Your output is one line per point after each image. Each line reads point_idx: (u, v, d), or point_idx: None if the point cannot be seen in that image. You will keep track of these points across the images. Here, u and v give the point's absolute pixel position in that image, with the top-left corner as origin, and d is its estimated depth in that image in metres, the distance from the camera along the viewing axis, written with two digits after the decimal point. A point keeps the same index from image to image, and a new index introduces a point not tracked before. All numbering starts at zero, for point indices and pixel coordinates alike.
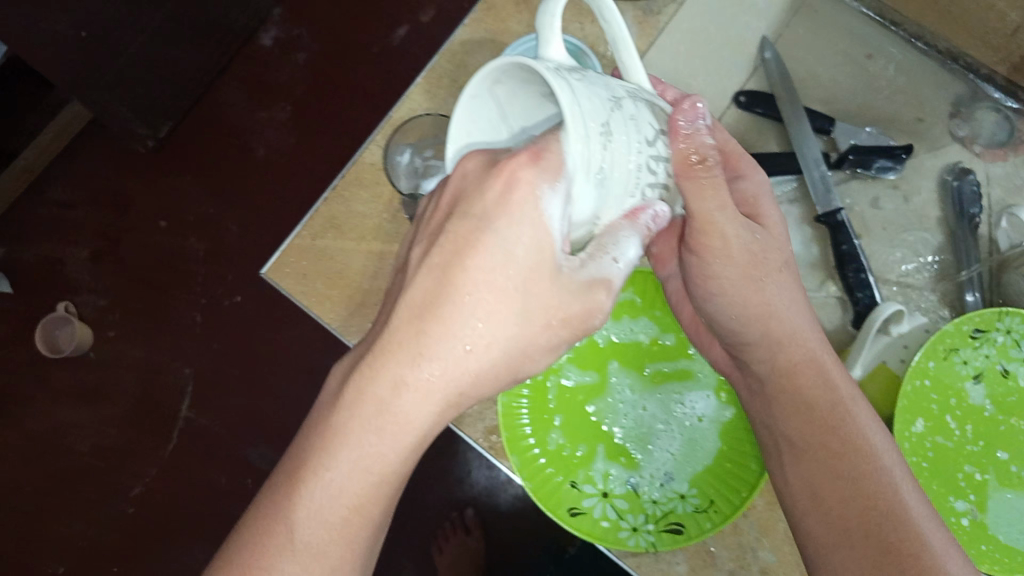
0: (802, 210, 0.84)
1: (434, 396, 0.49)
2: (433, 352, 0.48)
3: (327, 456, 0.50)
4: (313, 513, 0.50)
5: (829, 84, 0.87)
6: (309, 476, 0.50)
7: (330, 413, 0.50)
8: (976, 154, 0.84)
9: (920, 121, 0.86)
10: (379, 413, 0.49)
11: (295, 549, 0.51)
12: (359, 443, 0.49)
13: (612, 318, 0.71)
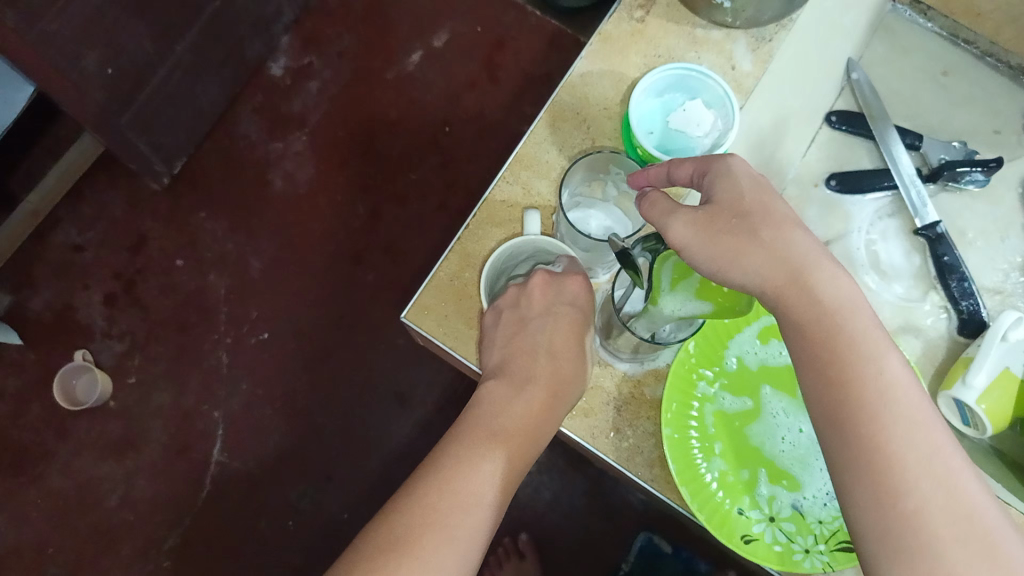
0: (901, 223, 0.87)
1: (538, 421, 0.65)
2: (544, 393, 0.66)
3: (469, 456, 0.62)
4: (463, 498, 0.59)
5: (912, 101, 0.91)
6: (463, 471, 0.60)
7: (480, 422, 0.65)
8: None
9: (997, 133, 0.90)
10: (507, 426, 0.64)
11: (440, 528, 0.57)
12: (500, 444, 0.63)
13: (761, 344, 0.71)
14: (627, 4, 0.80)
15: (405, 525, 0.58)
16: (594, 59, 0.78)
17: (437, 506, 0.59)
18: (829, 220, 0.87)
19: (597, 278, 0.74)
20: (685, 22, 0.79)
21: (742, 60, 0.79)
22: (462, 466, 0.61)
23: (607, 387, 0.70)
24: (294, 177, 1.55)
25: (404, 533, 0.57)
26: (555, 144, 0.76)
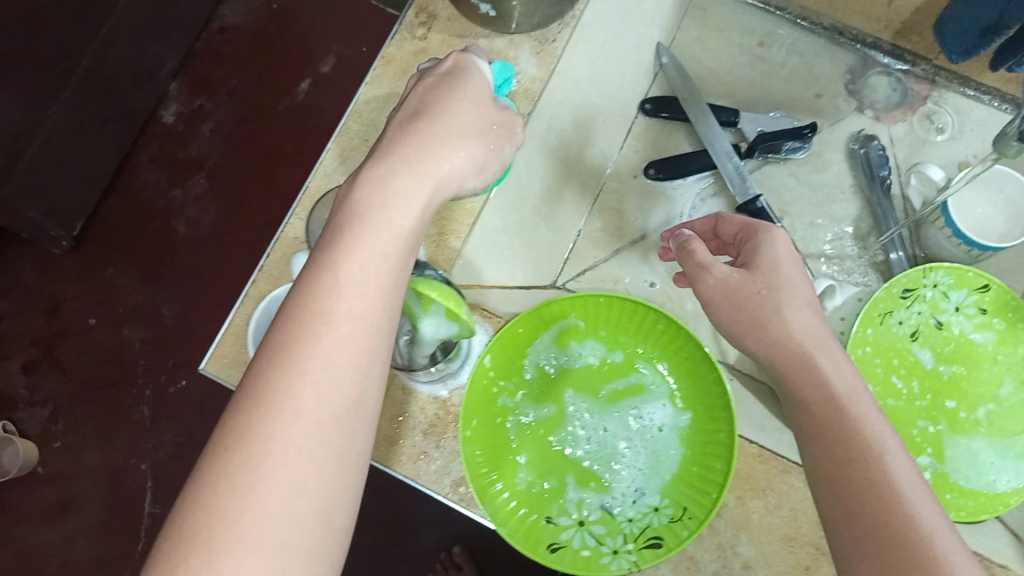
0: (723, 203, 0.87)
1: (372, 286, 0.48)
2: (380, 245, 0.50)
3: (287, 370, 0.45)
4: (290, 435, 0.43)
5: (730, 76, 0.90)
6: (279, 392, 0.44)
7: (297, 311, 0.47)
8: (875, 118, 0.89)
9: (819, 96, 0.90)
10: (321, 315, 0.46)
11: (266, 479, 0.42)
12: (326, 338, 0.46)
13: (559, 348, 0.73)
14: (407, 23, 0.80)
15: (209, 484, 0.42)
16: (378, 84, 0.78)
17: (253, 446, 0.43)
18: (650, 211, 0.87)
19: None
20: (467, 34, 0.79)
21: (526, 66, 0.79)
22: (267, 396, 0.44)
23: (412, 413, 0.71)
24: (198, 220, 1.56)
25: (210, 497, 0.42)
26: (346, 174, 0.76)
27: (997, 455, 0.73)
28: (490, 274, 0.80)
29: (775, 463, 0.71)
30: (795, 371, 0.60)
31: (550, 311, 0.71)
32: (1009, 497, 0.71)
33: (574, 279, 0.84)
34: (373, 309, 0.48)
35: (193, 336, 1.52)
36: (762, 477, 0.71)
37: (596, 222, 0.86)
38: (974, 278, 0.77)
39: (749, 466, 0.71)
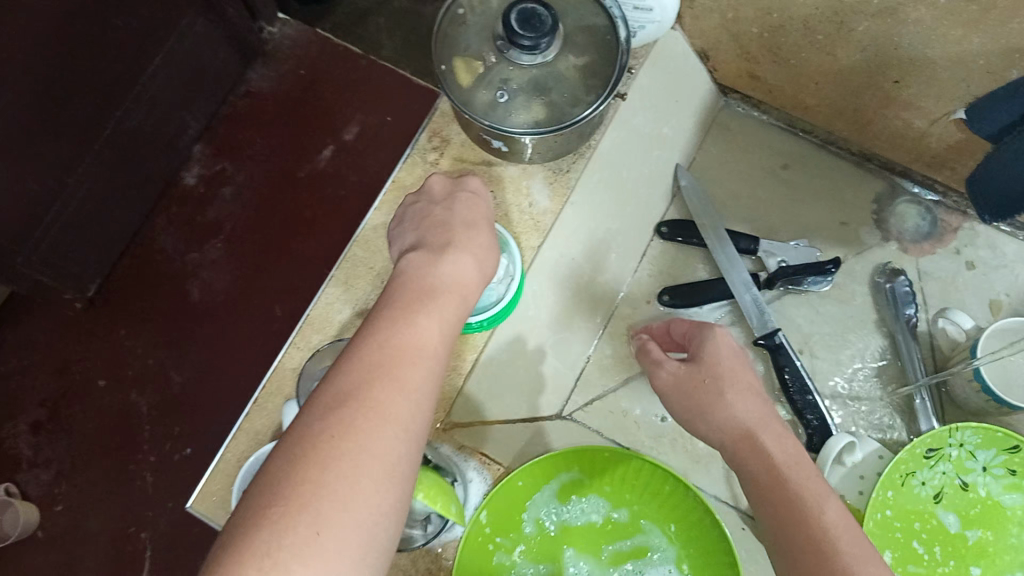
0: (741, 334, 0.84)
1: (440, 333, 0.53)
2: (445, 304, 0.55)
3: (374, 388, 0.47)
4: (378, 443, 0.45)
5: (752, 199, 0.87)
6: (369, 403, 0.46)
7: (377, 341, 0.50)
8: (903, 251, 0.85)
9: (845, 224, 0.86)
10: (413, 349, 0.50)
11: (352, 481, 0.43)
12: (410, 369, 0.49)
13: (560, 502, 0.71)
14: (420, 147, 0.78)
15: (297, 478, 0.43)
16: (386, 210, 0.76)
17: (342, 446, 0.44)
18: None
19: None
20: (481, 161, 0.77)
21: (539, 196, 0.77)
22: (348, 421, 0.45)
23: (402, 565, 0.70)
24: (211, 285, 1.56)
25: (300, 494, 0.42)
26: (349, 303, 0.74)
27: None
28: (492, 411, 0.75)
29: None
30: (752, 460, 0.57)
31: (550, 465, 0.68)
32: None
33: (582, 409, 0.82)
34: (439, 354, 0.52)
35: (200, 404, 1.50)
36: None
37: (606, 348, 0.84)
38: (1005, 439, 0.72)
39: None
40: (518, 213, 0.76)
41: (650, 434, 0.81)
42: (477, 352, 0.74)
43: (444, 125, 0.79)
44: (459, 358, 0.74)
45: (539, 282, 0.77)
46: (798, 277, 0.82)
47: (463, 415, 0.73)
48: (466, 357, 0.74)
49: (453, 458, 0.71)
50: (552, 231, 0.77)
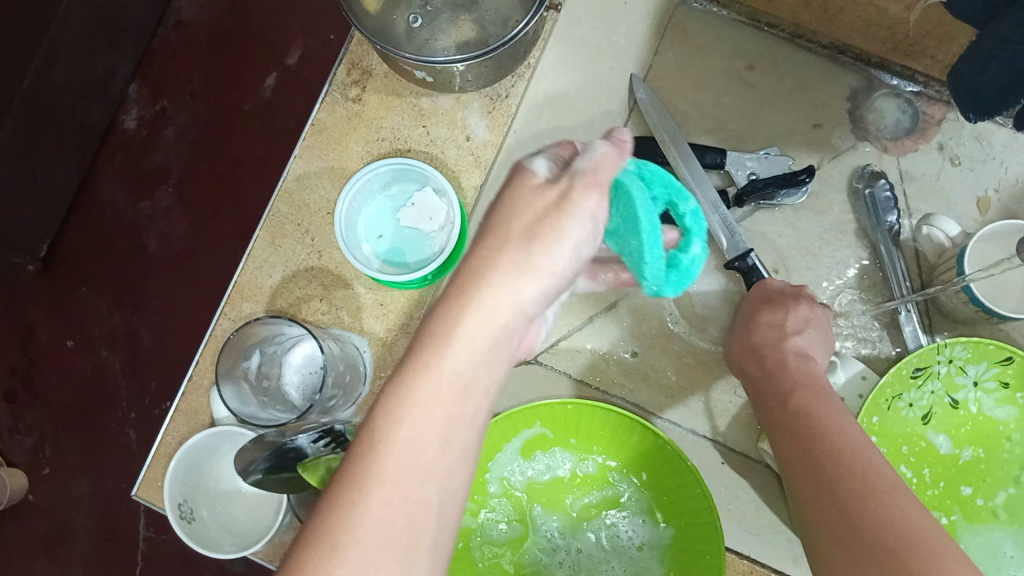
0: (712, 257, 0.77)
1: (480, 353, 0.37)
2: (511, 288, 0.38)
3: (372, 476, 0.35)
4: (370, 557, 0.34)
5: (714, 106, 0.80)
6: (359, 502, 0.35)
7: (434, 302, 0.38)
8: (883, 151, 0.78)
9: (819, 126, 0.79)
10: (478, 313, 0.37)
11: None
12: (416, 434, 0.36)
13: (525, 460, 0.66)
14: (338, 82, 0.70)
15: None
16: (308, 158, 0.69)
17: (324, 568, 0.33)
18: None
19: (340, 414, 0.65)
20: (407, 93, 0.69)
21: (478, 129, 0.69)
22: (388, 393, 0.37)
23: None
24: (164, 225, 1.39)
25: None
26: (277, 265, 0.67)
27: (1018, 548, 0.70)
28: None
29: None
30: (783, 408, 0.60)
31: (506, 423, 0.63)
32: None
33: (548, 352, 0.76)
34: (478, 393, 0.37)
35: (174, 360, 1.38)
36: None
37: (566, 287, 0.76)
38: (996, 351, 0.67)
39: None
40: (456, 150, 0.69)
41: (620, 372, 0.75)
42: (426, 308, 0.67)
43: (363, 54, 0.70)
44: (408, 316, 0.67)
45: None
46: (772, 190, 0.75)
47: None
48: (414, 315, 0.67)
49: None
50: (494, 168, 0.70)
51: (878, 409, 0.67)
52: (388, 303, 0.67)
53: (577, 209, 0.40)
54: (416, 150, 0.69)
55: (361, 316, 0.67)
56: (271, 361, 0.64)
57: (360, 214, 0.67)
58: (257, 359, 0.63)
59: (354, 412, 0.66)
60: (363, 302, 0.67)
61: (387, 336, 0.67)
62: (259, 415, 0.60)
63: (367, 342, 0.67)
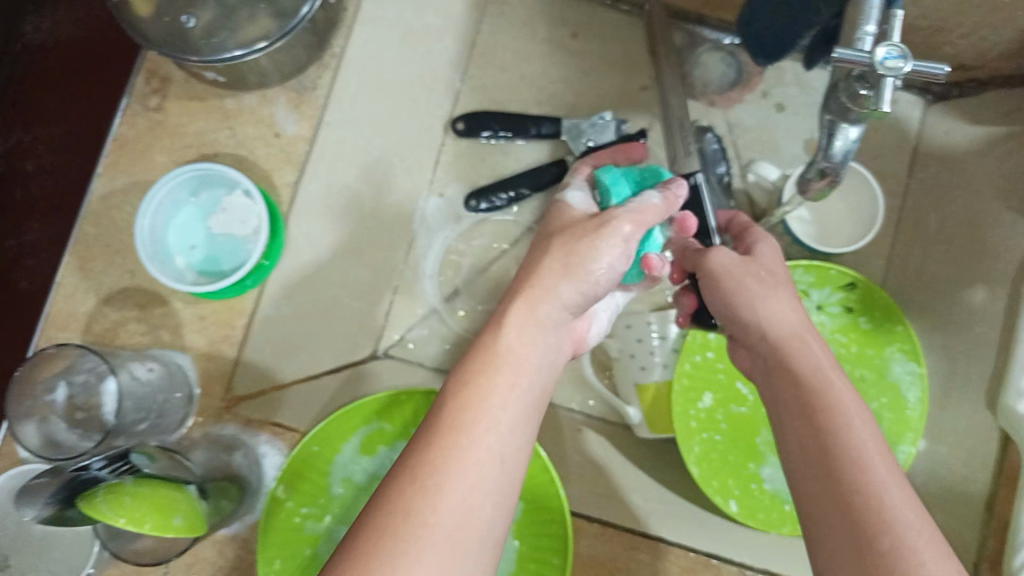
0: None
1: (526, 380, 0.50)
2: (514, 321, 0.52)
3: (450, 465, 0.43)
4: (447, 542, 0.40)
5: (543, 78, 0.78)
6: (444, 489, 0.42)
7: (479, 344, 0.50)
8: (709, 105, 0.78)
9: (646, 88, 0.78)
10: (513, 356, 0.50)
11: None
12: (474, 442, 0.44)
13: (365, 455, 0.66)
14: (138, 92, 0.69)
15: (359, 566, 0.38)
16: (113, 175, 0.67)
17: (412, 544, 0.39)
18: (474, 244, 0.74)
19: (167, 438, 0.65)
20: (210, 95, 0.69)
21: (287, 124, 0.71)
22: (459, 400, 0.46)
23: (209, 557, 0.65)
24: None
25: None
26: (91, 291, 0.66)
27: None
28: (284, 373, 0.69)
29: (619, 539, 0.68)
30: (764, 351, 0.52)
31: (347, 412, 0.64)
32: None
33: (399, 345, 0.71)
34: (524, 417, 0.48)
35: None
36: (611, 558, 0.68)
37: (413, 273, 0.73)
38: (839, 275, 0.70)
39: (594, 547, 0.68)
40: (267, 147, 0.70)
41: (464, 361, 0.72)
42: (249, 315, 0.69)
43: (161, 62, 0.69)
44: (231, 327, 0.68)
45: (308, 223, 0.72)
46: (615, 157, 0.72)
47: (249, 386, 0.68)
48: (237, 323, 0.68)
49: (240, 436, 0.66)
50: (307, 165, 0.71)
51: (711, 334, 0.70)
52: (209, 316, 0.68)
53: (610, 233, 0.54)
54: (224, 152, 0.69)
55: (181, 332, 0.67)
56: (78, 392, 0.62)
57: (169, 226, 0.65)
58: (62, 393, 0.61)
59: (183, 433, 0.65)
60: (182, 318, 0.67)
61: (211, 348, 0.68)
62: (61, 445, 0.59)
63: (191, 357, 0.67)
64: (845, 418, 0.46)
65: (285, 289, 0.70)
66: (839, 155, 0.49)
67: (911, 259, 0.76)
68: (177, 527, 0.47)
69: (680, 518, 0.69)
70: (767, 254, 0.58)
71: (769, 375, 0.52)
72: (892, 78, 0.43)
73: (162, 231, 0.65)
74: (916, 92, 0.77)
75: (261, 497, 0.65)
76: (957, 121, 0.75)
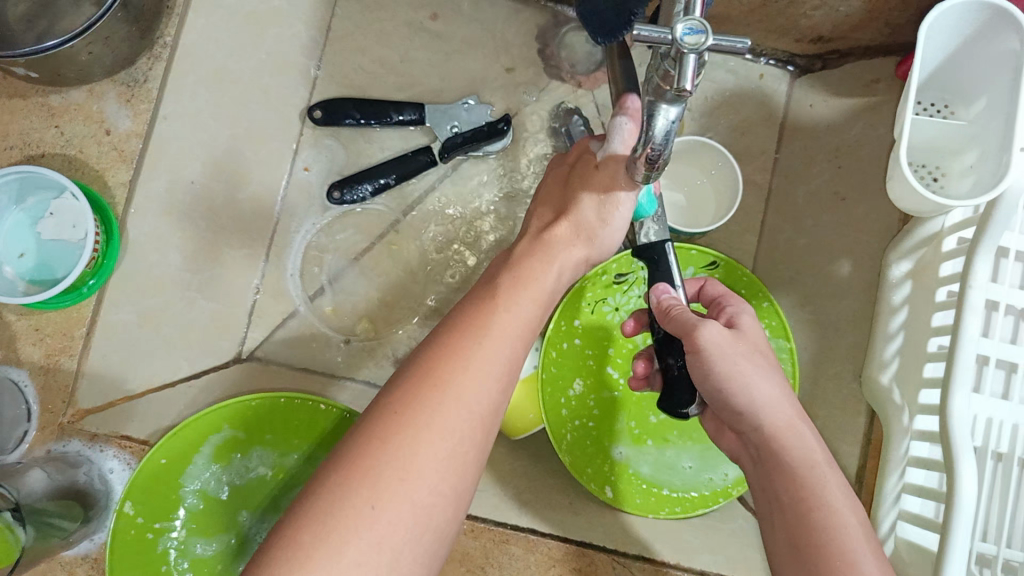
0: (427, 214, 0.72)
1: (528, 301, 0.48)
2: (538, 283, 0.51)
3: (410, 442, 0.39)
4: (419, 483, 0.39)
5: (401, 63, 0.74)
6: (419, 417, 0.40)
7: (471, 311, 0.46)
8: (577, 87, 0.74)
9: (511, 70, 0.74)
10: (516, 324, 0.46)
11: (381, 521, 0.37)
12: (477, 386, 0.42)
13: (218, 465, 0.63)
14: None
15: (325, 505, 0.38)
16: None
17: (380, 475, 0.38)
18: (342, 236, 0.71)
19: (4, 457, 0.63)
20: (33, 93, 0.68)
21: (118, 120, 0.69)
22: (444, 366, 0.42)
23: None
24: None
25: (308, 552, 0.36)
26: None
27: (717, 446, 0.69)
28: (135, 382, 0.66)
29: (489, 535, 0.67)
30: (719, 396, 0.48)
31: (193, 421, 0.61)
32: (731, 488, 0.67)
33: (264, 345, 0.68)
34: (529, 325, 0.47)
35: None
36: (479, 552, 0.67)
37: (275, 270, 0.69)
38: (699, 255, 0.69)
39: (462, 544, 0.67)
40: (98, 146, 0.68)
41: (329, 361, 0.69)
42: (89, 324, 0.66)
43: None
44: (69, 337, 0.66)
45: (151, 223, 0.69)
46: (481, 137, 0.70)
47: (93, 399, 0.65)
48: (74, 334, 0.66)
49: (85, 452, 0.64)
50: (145, 161, 0.69)
51: (572, 317, 0.70)
52: (45, 327, 0.66)
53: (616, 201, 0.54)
54: (52, 153, 0.67)
55: (16, 346, 0.65)
56: None
57: None
58: None
59: (23, 450, 0.64)
60: (16, 329, 0.65)
61: (49, 361, 0.65)
62: None
63: (29, 372, 0.65)
64: (832, 501, 0.43)
65: (129, 295, 0.67)
66: (659, 137, 0.47)
67: (780, 233, 0.74)
68: None
69: (555, 510, 0.68)
70: (754, 329, 0.52)
71: (759, 460, 0.48)
72: (693, 53, 0.41)
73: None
74: (781, 67, 0.75)
75: (109, 514, 0.63)
76: (821, 94, 0.74)
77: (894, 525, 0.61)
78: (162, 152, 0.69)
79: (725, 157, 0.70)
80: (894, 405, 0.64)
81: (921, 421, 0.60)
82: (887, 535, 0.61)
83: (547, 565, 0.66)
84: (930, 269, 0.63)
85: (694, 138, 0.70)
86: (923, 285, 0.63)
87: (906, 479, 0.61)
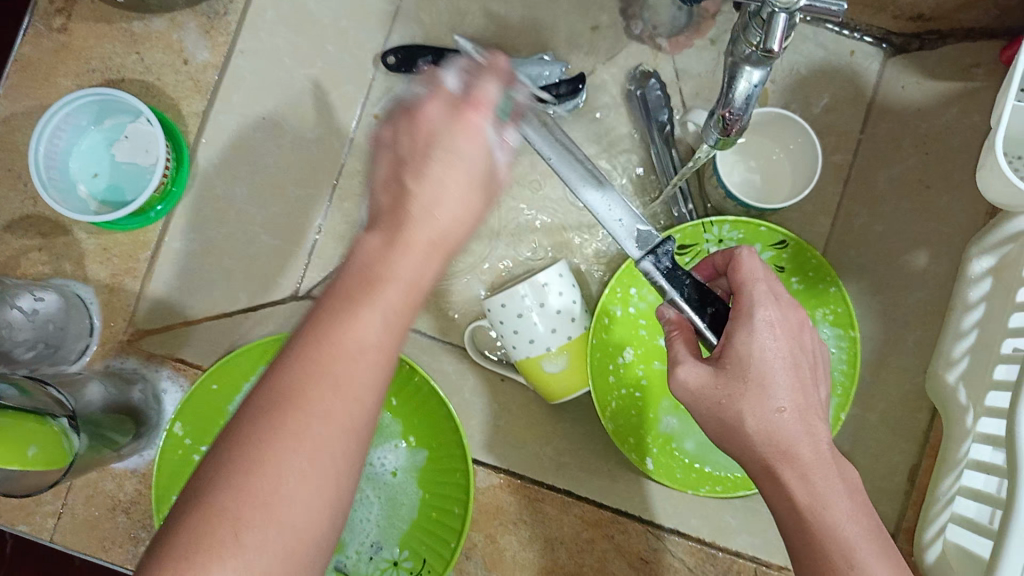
0: None
1: (453, 202, 0.40)
2: (416, 265, 0.38)
3: (282, 436, 0.33)
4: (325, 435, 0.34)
5: (480, 15, 0.73)
6: (321, 370, 0.34)
7: (359, 267, 0.38)
8: (658, 49, 0.72)
9: (595, 29, 0.73)
10: (407, 282, 0.38)
11: (247, 547, 0.32)
12: (364, 361, 0.35)
13: None
14: (42, 12, 0.69)
15: (244, 430, 0.33)
16: (17, 97, 0.68)
17: (269, 449, 0.33)
18: None
19: (66, 366, 0.65)
20: (118, 18, 0.69)
21: (197, 52, 0.69)
22: (324, 336, 0.35)
23: (109, 491, 0.64)
24: None
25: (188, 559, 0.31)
26: None
27: None
28: (194, 309, 0.68)
29: (524, 492, 0.67)
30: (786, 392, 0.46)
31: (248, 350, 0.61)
32: None
33: (319, 287, 0.68)
34: (465, 217, 0.41)
35: None
36: (513, 508, 0.67)
37: (337, 212, 0.70)
38: (768, 233, 0.67)
39: (497, 497, 0.67)
40: (175, 75, 0.69)
41: None
42: (153, 248, 0.68)
43: None
44: (134, 260, 0.67)
45: (220, 154, 0.70)
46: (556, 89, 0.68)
47: (154, 322, 0.67)
48: (139, 257, 0.67)
49: (141, 370, 0.66)
50: (219, 94, 0.70)
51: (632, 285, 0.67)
52: (112, 248, 0.67)
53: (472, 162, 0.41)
54: (132, 79, 0.69)
55: (84, 264, 0.67)
56: None
57: (70, 153, 0.65)
58: None
59: (84, 362, 0.66)
60: (85, 248, 0.67)
61: (113, 281, 0.67)
62: None
63: (94, 290, 0.67)
64: (838, 550, 0.42)
65: (195, 223, 0.69)
66: (740, 100, 0.48)
67: (855, 218, 0.72)
68: (33, 458, 0.49)
69: (594, 476, 0.68)
70: (771, 356, 0.46)
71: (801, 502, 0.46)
72: (784, 13, 0.41)
73: (63, 159, 0.65)
74: (874, 44, 0.72)
75: (159, 432, 0.65)
76: (915, 75, 0.70)
77: (944, 527, 0.58)
78: (237, 86, 0.70)
79: (807, 129, 0.66)
80: (958, 405, 0.60)
81: (986, 424, 0.57)
82: (935, 537, 0.59)
83: (580, 528, 0.66)
84: (1013, 267, 0.59)
85: (775, 111, 0.67)
86: (1003, 285, 0.60)
87: (962, 481, 0.58)
